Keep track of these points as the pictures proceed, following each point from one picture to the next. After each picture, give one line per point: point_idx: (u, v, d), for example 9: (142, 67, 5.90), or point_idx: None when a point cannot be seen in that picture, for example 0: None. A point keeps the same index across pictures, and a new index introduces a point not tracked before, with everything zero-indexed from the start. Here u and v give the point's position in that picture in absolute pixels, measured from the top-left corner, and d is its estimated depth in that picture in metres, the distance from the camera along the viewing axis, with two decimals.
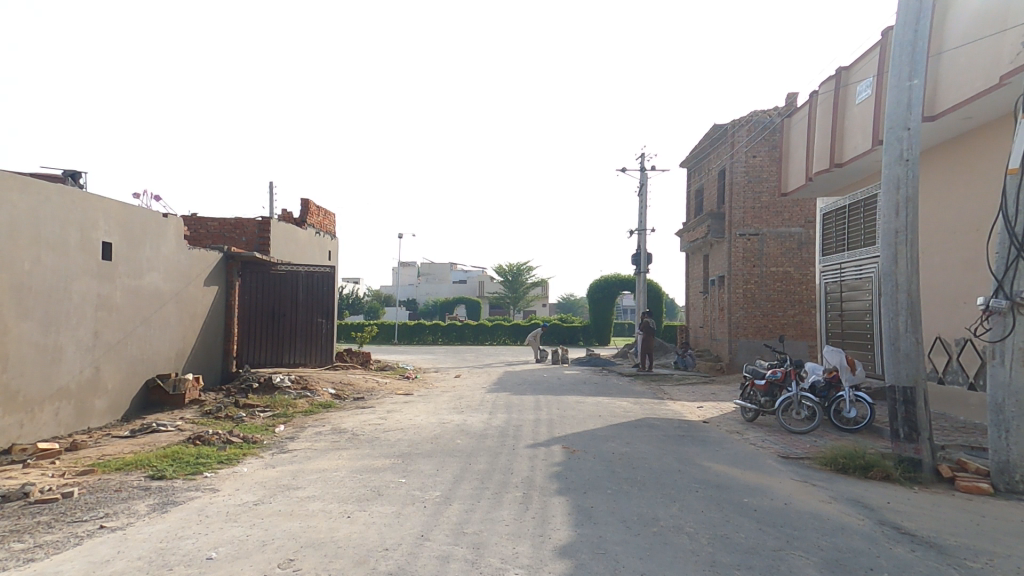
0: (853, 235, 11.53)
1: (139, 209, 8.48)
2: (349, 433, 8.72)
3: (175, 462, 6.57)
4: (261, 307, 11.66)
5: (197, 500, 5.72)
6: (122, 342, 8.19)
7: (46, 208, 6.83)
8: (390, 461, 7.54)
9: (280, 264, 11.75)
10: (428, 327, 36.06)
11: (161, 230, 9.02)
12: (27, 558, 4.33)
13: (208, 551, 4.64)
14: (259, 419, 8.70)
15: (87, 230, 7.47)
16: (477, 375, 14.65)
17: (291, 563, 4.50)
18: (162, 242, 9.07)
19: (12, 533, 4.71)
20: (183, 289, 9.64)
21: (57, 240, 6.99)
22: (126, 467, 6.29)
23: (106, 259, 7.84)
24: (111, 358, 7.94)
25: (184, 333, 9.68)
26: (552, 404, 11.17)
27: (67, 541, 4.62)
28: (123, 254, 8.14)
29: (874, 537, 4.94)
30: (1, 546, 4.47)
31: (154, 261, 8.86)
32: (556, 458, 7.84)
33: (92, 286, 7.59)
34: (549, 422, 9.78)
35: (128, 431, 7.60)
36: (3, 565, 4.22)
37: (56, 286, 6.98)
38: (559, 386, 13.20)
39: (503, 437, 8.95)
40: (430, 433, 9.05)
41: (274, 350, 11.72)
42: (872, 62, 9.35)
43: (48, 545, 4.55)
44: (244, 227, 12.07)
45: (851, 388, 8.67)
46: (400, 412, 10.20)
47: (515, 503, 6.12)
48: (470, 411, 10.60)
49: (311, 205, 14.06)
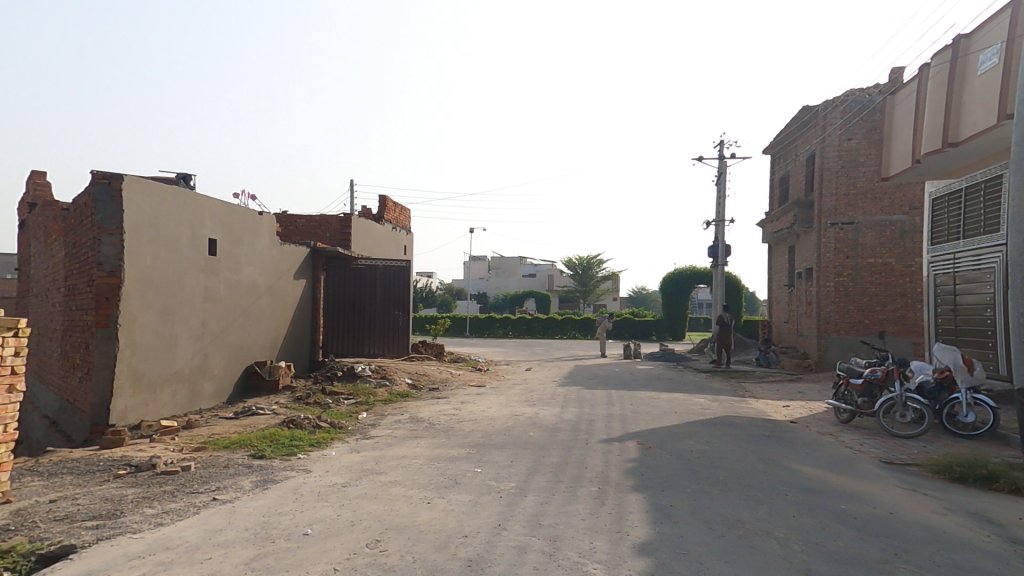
0: (970, 222, 10.43)
1: (239, 207, 9.16)
2: (425, 422, 9.00)
3: (273, 443, 7.08)
4: (343, 299, 12.26)
5: (293, 479, 6.12)
6: (226, 331, 8.90)
7: (163, 208, 7.52)
8: (465, 451, 7.70)
9: (359, 259, 12.28)
10: (498, 319, 36.58)
11: (257, 227, 9.70)
12: (157, 522, 4.81)
13: (304, 528, 4.95)
14: (344, 406, 9.17)
15: (196, 228, 8.15)
16: (547, 369, 14.66)
17: (378, 544, 4.71)
18: (258, 238, 9.74)
19: (144, 499, 5.25)
20: (276, 282, 10.32)
21: (171, 237, 7.68)
22: (232, 446, 6.84)
23: (211, 254, 8.52)
24: (217, 345, 8.66)
25: (277, 323, 10.37)
26: (625, 399, 10.97)
27: (188, 510, 5.09)
28: (226, 250, 8.83)
29: (995, 555, 4.46)
30: (137, 510, 5.00)
31: (251, 256, 9.55)
32: (631, 454, 7.70)
33: (201, 279, 8.28)
34: (623, 418, 9.60)
35: (232, 412, 8.27)
36: (138, 527, 4.71)
37: (171, 279, 7.68)
38: (632, 381, 12.95)
39: (576, 431, 8.90)
40: (503, 424, 9.17)
41: (355, 341, 12.30)
42: (998, 27, 8.40)
43: (173, 512, 5.03)
44: (327, 224, 12.74)
45: (969, 390, 7.88)
46: (472, 403, 10.40)
47: (591, 497, 6.06)
48: (541, 403, 10.64)
49: (388, 202, 14.55)
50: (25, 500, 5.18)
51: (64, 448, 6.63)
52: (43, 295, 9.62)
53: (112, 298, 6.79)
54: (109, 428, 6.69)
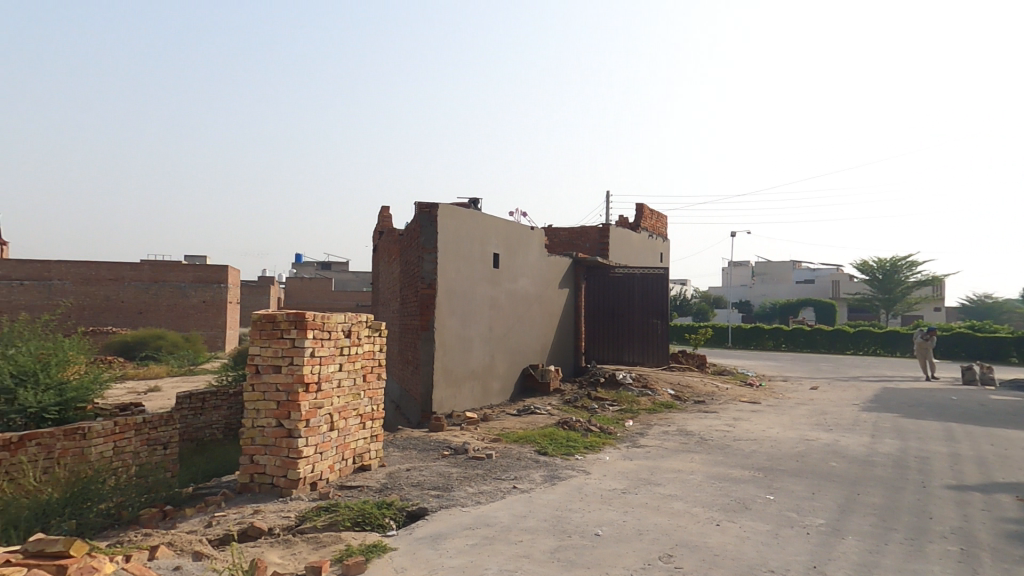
0: None
1: (515, 223, 10.02)
2: (699, 437, 8.21)
3: (553, 441, 7.29)
4: (603, 307, 12.38)
5: (575, 478, 6.12)
6: (507, 336, 9.77)
7: (461, 228, 8.66)
8: (753, 474, 6.68)
9: (617, 267, 12.26)
10: (769, 332, 32.84)
11: (529, 240, 10.46)
12: (479, 500, 5.32)
13: (594, 528, 4.79)
14: (610, 412, 9.04)
15: (484, 244, 9.17)
16: (843, 390, 12.12)
17: (671, 559, 4.23)
18: (530, 251, 10.50)
19: (466, 478, 5.91)
20: (545, 291, 10.96)
21: (466, 253, 8.78)
22: (519, 440, 7.28)
23: (495, 267, 9.48)
24: (501, 348, 9.57)
25: (546, 329, 10.98)
26: (976, 436, 8.20)
27: (500, 493, 5.53)
28: (505, 263, 9.72)
29: None
30: (462, 487, 5.64)
31: (525, 267, 10.33)
32: (1005, 509, 5.57)
33: (488, 290, 9.28)
34: (980, 461, 7.14)
35: (516, 409, 8.96)
36: (466, 502, 5.28)
37: (467, 290, 8.77)
38: (983, 413, 9.68)
39: (903, 468, 6.94)
40: (795, 449, 7.75)
41: (615, 349, 12.24)
42: None
43: (488, 493, 5.52)
44: (587, 234, 13.17)
45: None
46: (750, 422, 9.14)
47: (953, 557, 4.48)
48: (842, 430, 8.72)
49: (646, 209, 14.34)
50: (394, 466, 6.53)
51: (406, 428, 8.15)
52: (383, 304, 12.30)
53: (430, 306, 8.07)
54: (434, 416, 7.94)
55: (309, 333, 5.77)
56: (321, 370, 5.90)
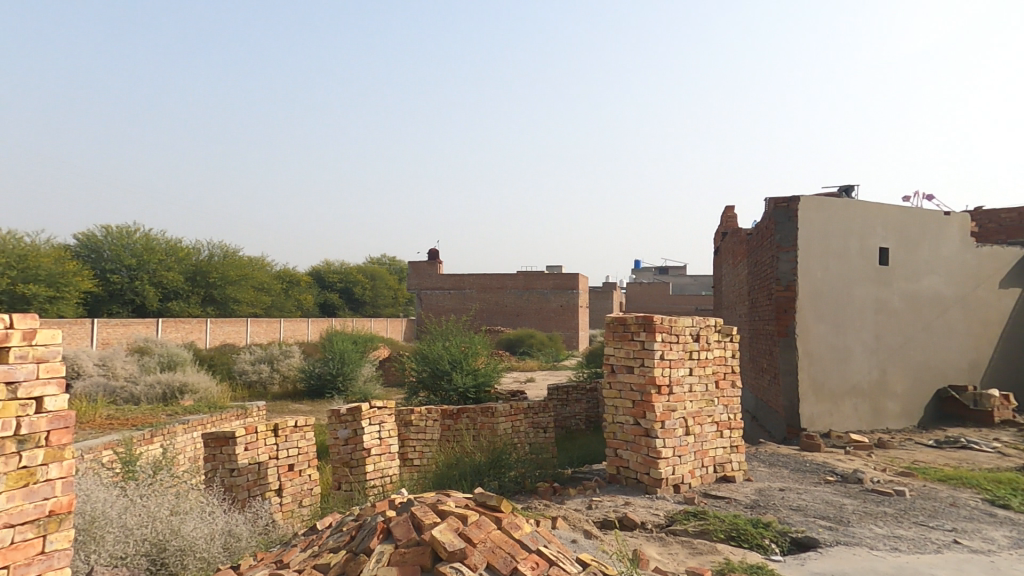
0: None
1: (914, 213, 8.52)
2: None
3: (1016, 492, 5.38)
4: None
5: None
6: (905, 346, 8.35)
7: (833, 226, 7.92)
8: None
9: None
10: None
11: (939, 231, 8.69)
12: (892, 546, 4.23)
13: None
14: None
15: (864, 239, 8.08)
16: None
17: None
18: (941, 244, 8.69)
19: (867, 515, 4.81)
20: (965, 293, 8.87)
21: (841, 251, 7.95)
22: (952, 482, 5.67)
23: (883, 264, 8.25)
24: (896, 361, 8.21)
25: (969, 341, 8.85)
26: None
27: (925, 543, 4.28)
28: (899, 259, 8.34)
29: None
30: (864, 525, 4.60)
31: (931, 264, 8.60)
32: None
33: (872, 292, 8.15)
34: None
35: (928, 438, 7.48)
36: (872, 544, 4.28)
37: (845, 292, 7.92)
38: None
39: None
40: None
41: None
42: None
43: (906, 540, 4.34)
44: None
45: None
46: None
47: None
48: None
49: None
50: (764, 482, 5.95)
51: (771, 444, 7.54)
52: (731, 306, 11.96)
53: (791, 311, 7.60)
54: (803, 432, 7.42)
55: (656, 336, 5.75)
56: (672, 373, 5.81)
